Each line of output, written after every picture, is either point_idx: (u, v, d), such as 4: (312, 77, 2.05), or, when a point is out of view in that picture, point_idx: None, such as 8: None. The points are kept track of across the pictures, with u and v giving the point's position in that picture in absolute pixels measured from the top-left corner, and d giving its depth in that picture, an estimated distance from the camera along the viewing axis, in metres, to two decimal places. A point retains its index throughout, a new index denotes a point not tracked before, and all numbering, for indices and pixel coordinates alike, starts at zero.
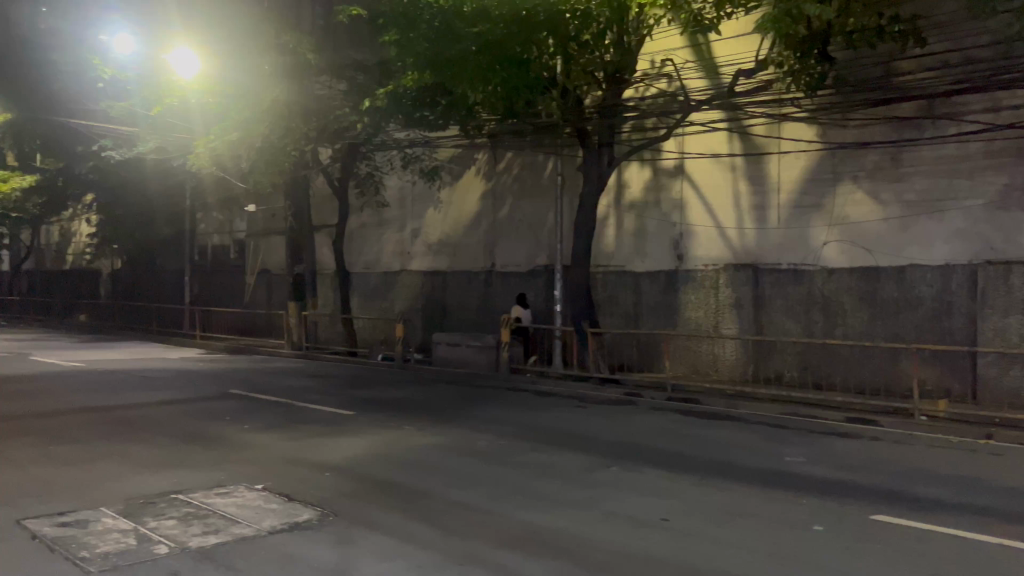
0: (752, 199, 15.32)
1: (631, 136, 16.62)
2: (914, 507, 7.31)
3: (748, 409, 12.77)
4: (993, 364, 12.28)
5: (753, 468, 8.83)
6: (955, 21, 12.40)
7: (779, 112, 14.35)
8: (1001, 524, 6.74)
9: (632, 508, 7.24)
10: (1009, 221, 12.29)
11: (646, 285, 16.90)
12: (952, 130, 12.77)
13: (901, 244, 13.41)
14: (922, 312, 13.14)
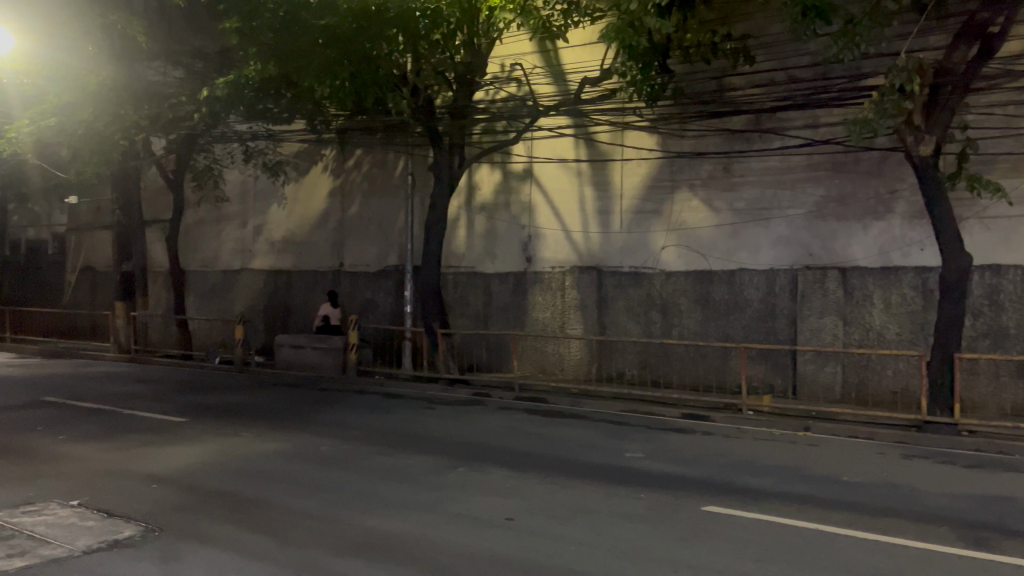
0: (597, 204, 15.80)
1: (481, 138, 16.72)
2: (742, 497, 7.76)
3: (592, 407, 13.15)
4: (810, 361, 13.33)
5: (596, 465, 9.07)
6: (780, 42, 13.32)
7: (622, 120, 14.88)
8: (819, 511, 7.27)
9: (478, 509, 7.23)
10: (825, 229, 13.35)
11: (496, 286, 17.07)
12: (776, 143, 13.71)
13: (732, 249, 14.25)
14: (750, 313, 14.03)
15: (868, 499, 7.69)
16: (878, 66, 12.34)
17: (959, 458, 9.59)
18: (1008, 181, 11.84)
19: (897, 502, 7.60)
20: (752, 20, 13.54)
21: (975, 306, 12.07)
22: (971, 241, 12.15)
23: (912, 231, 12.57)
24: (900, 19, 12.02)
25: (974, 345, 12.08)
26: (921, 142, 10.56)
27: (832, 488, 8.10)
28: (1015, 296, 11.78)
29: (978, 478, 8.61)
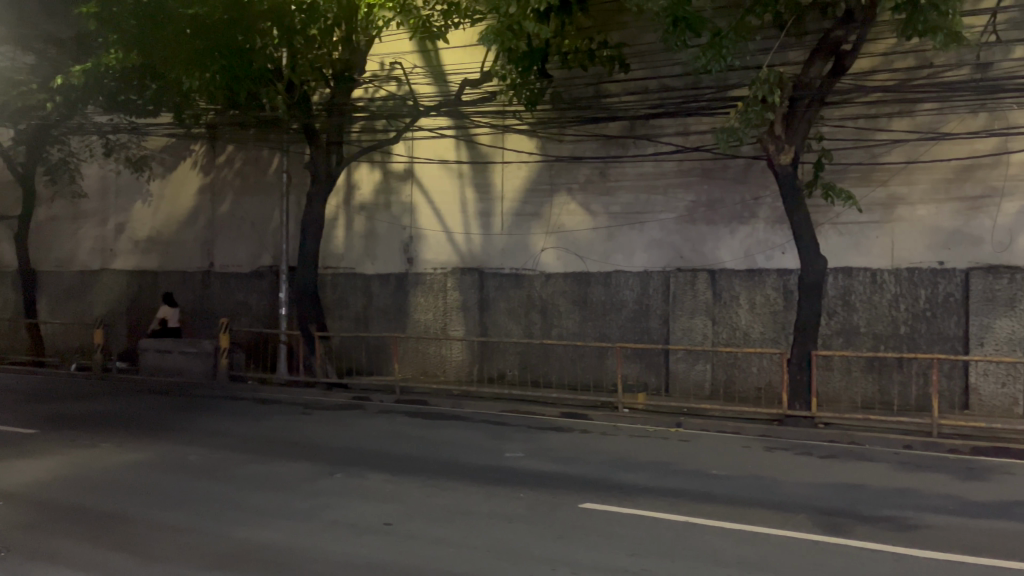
0: (477, 206, 15.85)
1: (359, 137, 16.44)
2: (618, 493, 7.95)
3: (472, 408, 13.17)
4: (682, 360, 13.88)
5: (476, 466, 9.08)
6: (653, 51, 13.76)
7: (502, 123, 14.98)
8: (690, 504, 7.55)
9: (356, 515, 7.08)
10: (695, 233, 13.91)
11: (376, 287, 16.83)
12: (650, 150, 14.19)
13: (608, 252, 14.63)
14: (625, 314, 14.46)
15: (735, 491, 8.06)
16: (743, 78, 12.97)
17: (816, 449, 10.20)
18: (859, 190, 12.73)
19: (760, 493, 8.00)
20: (628, 29, 13.95)
21: (830, 306, 12.88)
22: (826, 245, 12.97)
23: (774, 235, 13.27)
24: (762, 34, 12.69)
25: (829, 343, 12.90)
26: (782, 150, 11.22)
27: (701, 481, 8.44)
28: (865, 297, 12.66)
29: (833, 467, 9.19)
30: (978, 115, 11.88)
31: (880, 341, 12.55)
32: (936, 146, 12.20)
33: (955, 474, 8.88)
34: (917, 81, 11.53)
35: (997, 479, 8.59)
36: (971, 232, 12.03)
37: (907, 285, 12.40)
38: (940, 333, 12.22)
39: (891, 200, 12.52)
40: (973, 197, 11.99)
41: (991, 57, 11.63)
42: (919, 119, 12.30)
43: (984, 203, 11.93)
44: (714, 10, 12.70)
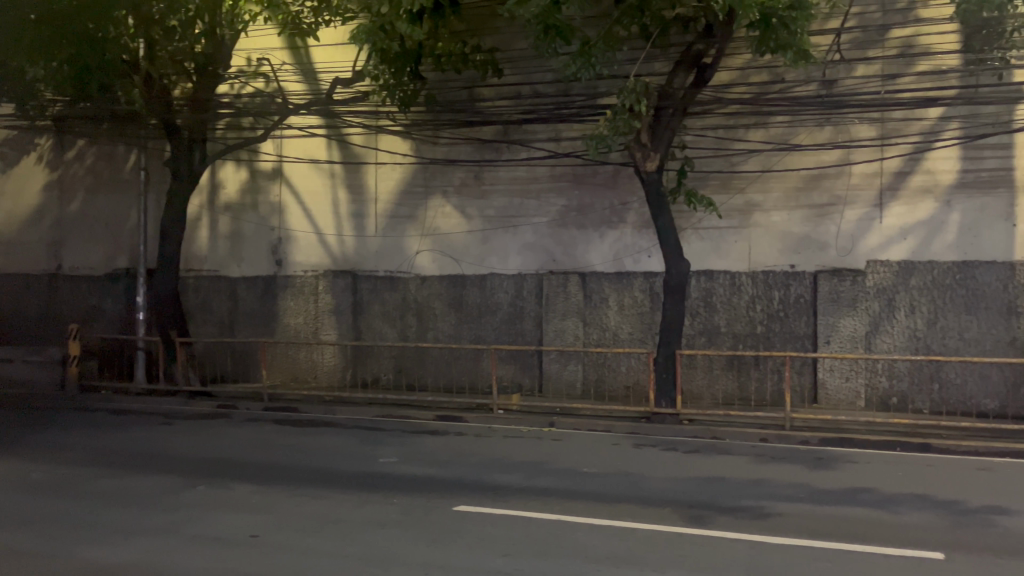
0: (350, 207, 15.56)
1: (225, 134, 15.79)
2: (492, 494, 7.99)
3: (345, 414, 12.91)
4: (555, 361, 14.14)
5: (348, 473, 8.90)
6: (525, 57, 13.96)
7: (375, 123, 14.76)
8: (562, 502, 7.70)
9: (220, 528, 6.79)
10: (567, 237, 14.21)
11: (243, 291, 16.21)
12: (523, 155, 14.39)
13: (482, 254, 14.72)
14: (500, 316, 14.59)
15: (607, 488, 8.28)
16: (612, 87, 13.38)
17: (681, 444, 10.64)
18: (719, 197, 13.39)
19: (630, 489, 8.25)
20: (500, 34, 14.10)
21: (693, 307, 13.49)
22: (689, 249, 13.57)
23: (641, 239, 13.75)
24: (629, 45, 13.13)
25: (692, 342, 13.49)
26: (648, 157, 11.62)
27: (571, 479, 8.61)
28: (725, 298, 13.33)
29: (696, 461, 9.61)
30: (825, 128, 12.75)
31: (739, 340, 13.25)
32: (787, 156, 13.00)
33: (805, 464, 9.50)
34: (771, 95, 12.24)
35: (842, 468, 9.26)
36: (819, 238, 12.90)
37: (763, 287, 13.15)
38: (792, 332, 13.04)
39: (748, 207, 13.25)
40: (820, 205, 12.86)
41: (836, 75, 12.52)
42: (773, 131, 13.07)
43: (831, 210, 12.83)
44: (584, 19, 13.03)
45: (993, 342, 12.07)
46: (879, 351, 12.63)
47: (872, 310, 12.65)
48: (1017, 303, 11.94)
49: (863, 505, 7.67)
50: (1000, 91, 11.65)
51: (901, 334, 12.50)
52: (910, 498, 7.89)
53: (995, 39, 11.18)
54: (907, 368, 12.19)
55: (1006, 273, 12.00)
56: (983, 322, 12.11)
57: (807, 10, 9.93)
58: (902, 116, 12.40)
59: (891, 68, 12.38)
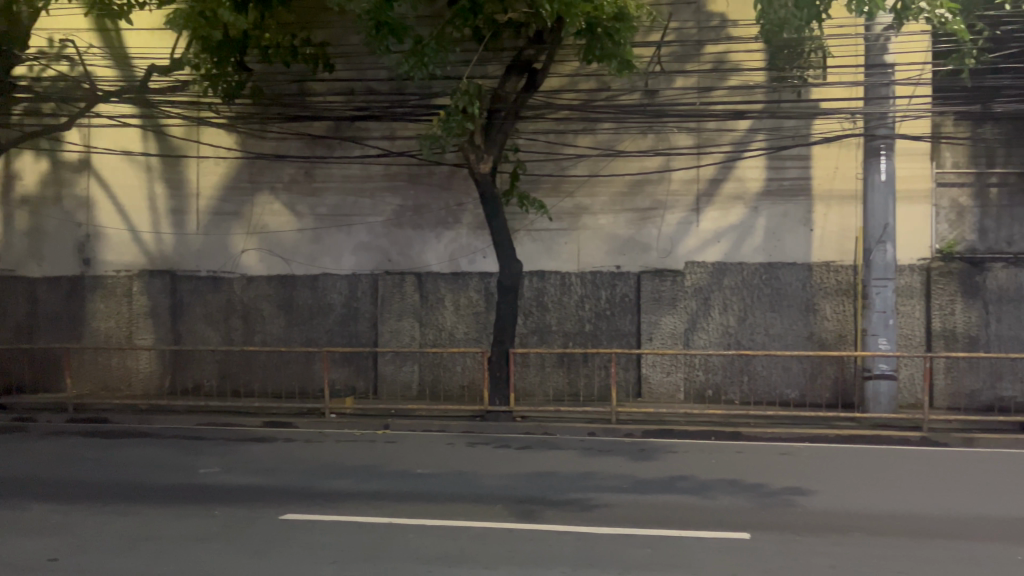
0: (169, 202, 14.63)
1: (21, 120, 14.34)
2: (321, 500, 7.77)
3: (163, 423, 12.12)
4: (390, 362, 13.98)
5: (163, 486, 8.32)
6: (358, 53, 13.71)
7: (195, 116, 13.95)
8: (394, 504, 7.61)
9: (12, 554, 6.14)
10: (401, 237, 14.09)
11: (44, 292, 14.81)
12: (356, 152, 14.11)
13: (314, 254, 14.30)
14: (332, 317, 14.25)
15: (440, 488, 8.27)
16: (446, 87, 13.40)
17: (513, 441, 10.82)
18: (550, 200, 13.75)
19: (462, 488, 8.30)
20: (331, 28, 13.76)
21: (526, 307, 13.77)
22: (522, 250, 13.85)
23: (476, 240, 13.89)
24: (462, 47, 13.22)
25: (525, 341, 13.77)
26: (481, 159, 11.73)
27: (404, 482, 8.53)
28: (556, 298, 13.71)
29: (527, 458, 9.81)
30: (648, 136, 13.42)
31: (569, 338, 13.67)
32: (613, 161, 13.55)
33: (629, 455, 9.95)
34: (598, 102, 12.72)
35: (663, 458, 9.78)
36: (642, 240, 13.57)
37: (591, 287, 13.65)
38: (618, 330, 13.62)
39: (577, 210, 13.70)
40: (644, 209, 13.53)
41: (657, 85, 13.22)
42: (600, 137, 13.59)
43: (653, 214, 13.53)
44: (417, 19, 12.97)
45: (794, 337, 13.21)
46: (696, 346, 13.46)
47: (689, 308, 13.45)
48: (814, 301, 13.13)
49: (680, 492, 8.13)
50: (799, 107, 12.76)
51: (715, 330, 13.40)
52: (722, 484, 8.46)
53: (796, 58, 12.19)
54: (721, 362, 12.95)
55: (805, 273, 13.16)
56: (786, 318, 13.22)
57: (631, 22, 10.39)
58: (716, 127, 13.28)
59: (706, 81, 13.24)
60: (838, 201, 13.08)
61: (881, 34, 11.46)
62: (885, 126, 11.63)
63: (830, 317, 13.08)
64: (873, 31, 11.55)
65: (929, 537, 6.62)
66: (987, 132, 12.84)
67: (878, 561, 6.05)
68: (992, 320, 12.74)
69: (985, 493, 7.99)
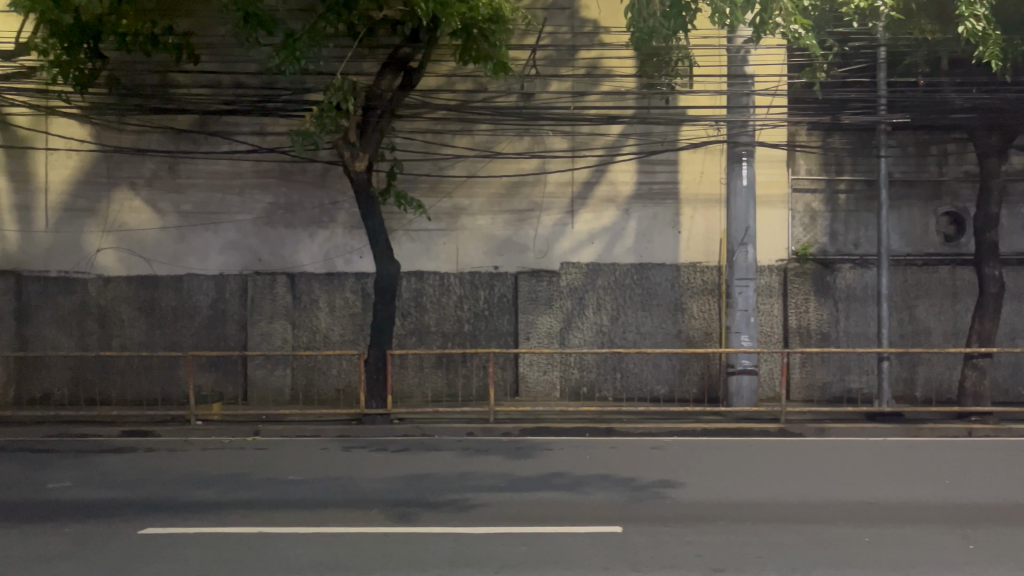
0: (13, 197, 13.56)
1: None
2: (186, 512, 7.39)
3: (7, 435, 11.21)
4: (261, 366, 13.49)
5: (8, 503, 7.68)
6: (224, 45, 13.18)
7: (44, 104, 12.97)
8: (263, 513, 7.34)
9: None
10: (273, 236, 13.65)
11: None
12: (224, 148, 13.55)
13: (178, 254, 13.62)
14: (199, 320, 13.61)
15: (314, 494, 8.05)
16: (319, 83, 13.09)
17: (390, 444, 10.68)
18: (427, 200, 13.65)
19: (337, 493, 8.12)
20: (196, 17, 13.15)
21: (404, 307, 13.60)
22: (399, 250, 13.68)
23: (351, 240, 13.65)
24: (336, 42, 12.95)
25: (403, 342, 13.61)
26: (356, 157, 11.51)
27: (276, 489, 8.24)
28: (434, 298, 13.62)
29: (405, 460, 9.72)
30: (523, 139, 13.57)
31: (447, 338, 13.62)
32: (491, 162, 13.63)
33: (507, 454, 10.02)
34: (475, 102, 12.76)
35: (540, 455, 9.91)
36: (520, 241, 13.73)
37: (469, 287, 13.66)
38: (496, 330, 13.69)
39: (455, 210, 13.68)
40: (521, 210, 13.69)
41: (532, 88, 13.42)
42: (477, 137, 13.62)
43: (530, 215, 13.70)
44: (288, 12, 12.61)
45: (664, 335, 13.71)
46: (571, 345, 13.73)
47: (565, 308, 13.70)
48: (681, 301, 13.68)
49: (556, 489, 8.24)
50: (667, 113, 13.27)
51: (589, 330, 13.72)
52: (596, 479, 8.66)
53: (663, 67, 12.59)
54: (594, 359, 13.39)
55: (673, 274, 13.70)
56: (656, 317, 13.71)
57: (505, 24, 10.46)
58: (590, 131, 13.60)
59: (580, 85, 13.55)
60: (704, 205, 13.72)
61: (741, 46, 12.10)
62: (746, 134, 12.25)
63: (697, 316, 13.67)
64: (734, 43, 12.19)
65: (787, 522, 7.02)
66: (836, 141, 13.76)
67: (740, 547, 6.35)
68: (842, 317, 13.68)
69: (835, 479, 8.56)
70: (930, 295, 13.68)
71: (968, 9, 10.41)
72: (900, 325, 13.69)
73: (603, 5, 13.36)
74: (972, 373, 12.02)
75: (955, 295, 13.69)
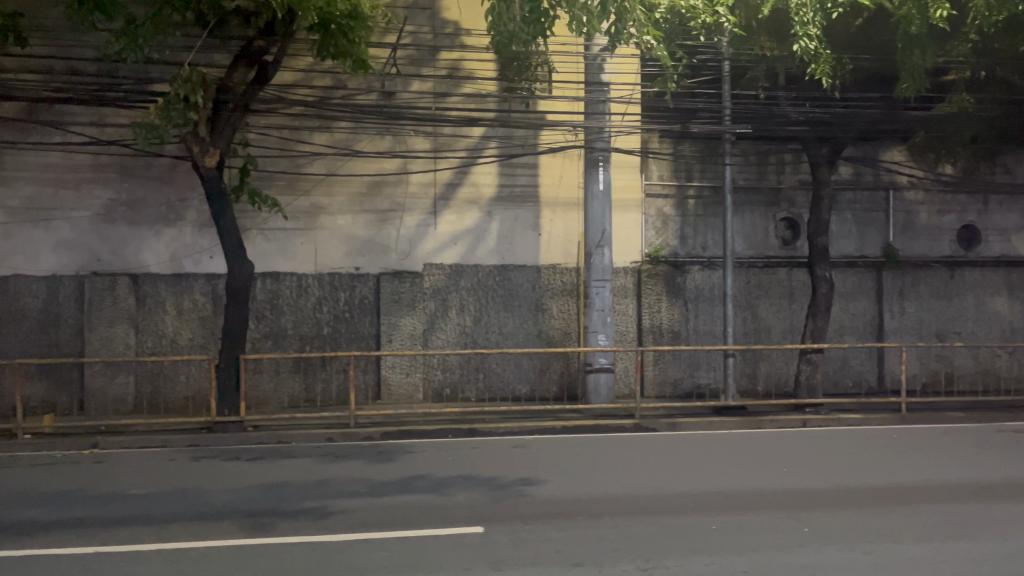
0: None
1: None
2: (11, 534, 6.77)
3: None
4: (100, 373, 12.60)
5: None
6: (58, 28, 12.23)
7: None
8: (101, 531, 6.83)
9: None
10: (113, 234, 12.78)
11: None
12: (57, 139, 12.56)
13: (3, 253, 12.48)
14: (28, 325, 12.54)
15: (159, 508, 7.58)
16: (165, 73, 12.39)
17: (244, 453, 10.23)
18: (284, 198, 13.20)
19: (186, 506, 7.69)
20: None
21: (258, 310, 13.07)
22: (253, 250, 13.14)
23: (201, 239, 13.03)
24: (184, 32, 12.32)
25: (258, 346, 13.08)
26: (207, 152, 10.92)
27: (115, 505, 7.70)
28: (291, 300, 13.18)
29: (260, 468, 9.34)
30: (385, 138, 13.41)
31: (305, 342, 13.21)
32: (350, 161, 13.36)
33: (368, 458, 9.84)
34: (334, 99, 12.48)
35: (402, 458, 9.81)
36: (381, 241, 13.54)
37: (328, 289, 13.31)
38: (356, 332, 13.40)
39: (313, 209, 13.30)
40: (382, 211, 13.51)
41: (393, 87, 13.29)
42: (336, 135, 13.33)
43: (391, 216, 13.55)
44: None
45: (525, 335, 13.91)
46: (434, 346, 13.66)
47: (428, 309, 13.62)
48: (542, 301, 13.95)
49: (417, 492, 8.17)
50: (528, 117, 13.49)
51: (452, 330, 13.71)
52: (457, 479, 8.67)
53: (523, 71, 12.75)
54: (457, 359, 13.30)
55: (534, 275, 13.96)
56: (517, 318, 13.89)
57: (365, 21, 10.28)
58: (452, 132, 13.63)
59: (442, 87, 13.55)
60: (563, 208, 14.08)
61: (597, 55, 12.53)
62: (602, 140, 12.62)
63: (557, 316, 13.98)
64: (591, 51, 12.60)
65: (640, 514, 7.28)
66: (686, 149, 14.44)
67: (596, 541, 6.52)
68: (691, 316, 14.37)
69: (684, 471, 8.97)
70: (769, 295, 14.63)
71: (802, 29, 11.14)
72: (743, 323, 14.54)
73: (464, 8, 13.43)
74: (806, 367, 12.96)
75: (791, 295, 14.73)
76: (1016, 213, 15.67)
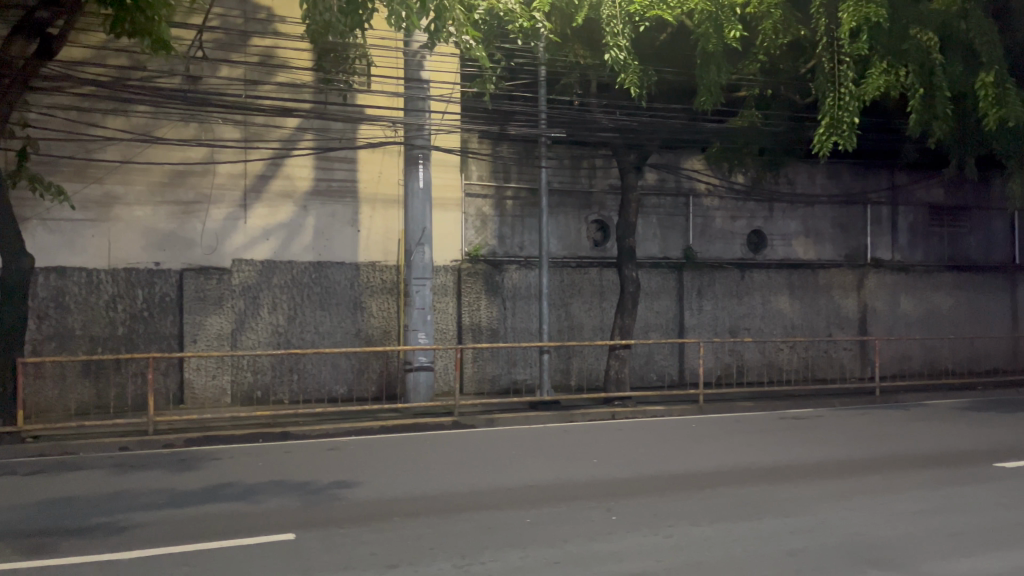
0: None
1: None
2: None
3: None
4: None
5: None
6: None
7: None
8: None
9: None
10: None
11: None
12: None
13: None
14: None
15: None
16: None
17: (21, 467, 9.20)
18: (71, 185, 12.04)
19: None
20: None
21: (40, 308, 11.84)
22: (34, 242, 11.87)
23: None
24: None
25: (39, 348, 11.84)
26: None
27: None
28: (80, 298, 12.04)
29: (41, 483, 8.45)
30: (189, 125, 12.61)
31: (96, 343, 12.12)
32: (150, 148, 12.46)
33: (168, 467, 9.19)
34: (131, 80, 11.57)
35: (206, 466, 9.24)
36: (185, 235, 12.69)
37: (123, 285, 12.29)
38: (156, 332, 12.48)
39: (107, 198, 12.23)
40: (186, 202, 12.67)
41: (199, 71, 12.55)
42: (134, 119, 12.38)
43: (196, 208, 12.74)
44: None
45: (342, 335, 13.59)
46: (244, 347, 13.00)
47: (237, 308, 12.95)
48: (361, 299, 13.69)
49: (222, 501, 7.72)
50: (345, 110, 13.21)
51: (264, 330, 13.10)
52: (267, 485, 8.29)
53: (341, 63, 12.44)
54: (269, 363, 12.85)
55: (352, 273, 13.67)
56: (334, 317, 13.53)
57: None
58: (264, 122, 13.06)
59: (253, 74, 12.97)
60: (383, 205, 13.93)
61: (417, 51, 12.47)
62: (422, 137, 12.56)
63: (376, 315, 13.78)
64: (411, 47, 12.50)
65: (457, 511, 7.31)
66: (504, 150, 14.71)
67: (412, 542, 6.44)
68: (508, 315, 14.67)
69: (499, 466, 9.11)
70: (581, 294, 15.23)
71: (612, 40, 11.66)
72: (558, 321, 15.03)
73: None
74: (614, 362, 13.59)
75: (601, 293, 15.42)
76: (796, 220, 17.30)
